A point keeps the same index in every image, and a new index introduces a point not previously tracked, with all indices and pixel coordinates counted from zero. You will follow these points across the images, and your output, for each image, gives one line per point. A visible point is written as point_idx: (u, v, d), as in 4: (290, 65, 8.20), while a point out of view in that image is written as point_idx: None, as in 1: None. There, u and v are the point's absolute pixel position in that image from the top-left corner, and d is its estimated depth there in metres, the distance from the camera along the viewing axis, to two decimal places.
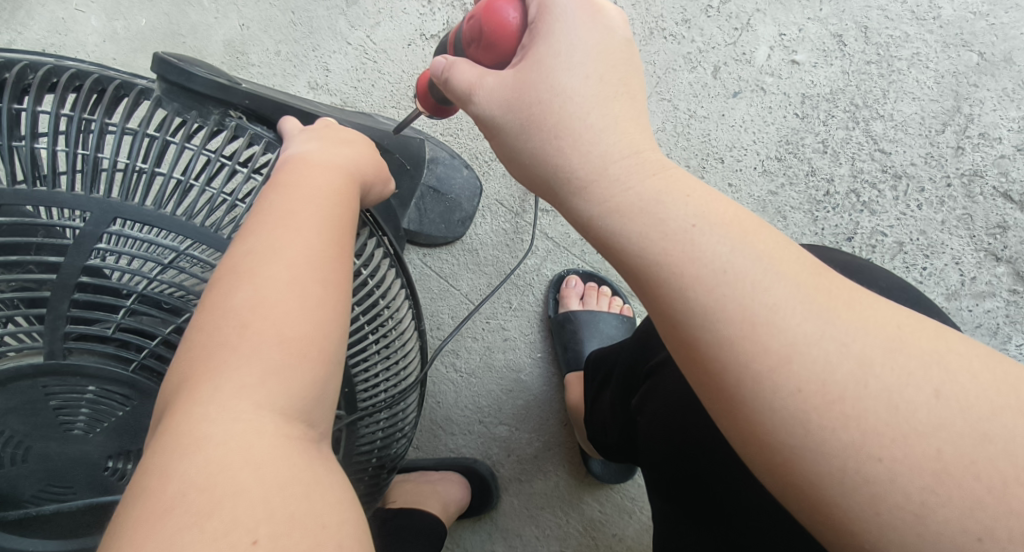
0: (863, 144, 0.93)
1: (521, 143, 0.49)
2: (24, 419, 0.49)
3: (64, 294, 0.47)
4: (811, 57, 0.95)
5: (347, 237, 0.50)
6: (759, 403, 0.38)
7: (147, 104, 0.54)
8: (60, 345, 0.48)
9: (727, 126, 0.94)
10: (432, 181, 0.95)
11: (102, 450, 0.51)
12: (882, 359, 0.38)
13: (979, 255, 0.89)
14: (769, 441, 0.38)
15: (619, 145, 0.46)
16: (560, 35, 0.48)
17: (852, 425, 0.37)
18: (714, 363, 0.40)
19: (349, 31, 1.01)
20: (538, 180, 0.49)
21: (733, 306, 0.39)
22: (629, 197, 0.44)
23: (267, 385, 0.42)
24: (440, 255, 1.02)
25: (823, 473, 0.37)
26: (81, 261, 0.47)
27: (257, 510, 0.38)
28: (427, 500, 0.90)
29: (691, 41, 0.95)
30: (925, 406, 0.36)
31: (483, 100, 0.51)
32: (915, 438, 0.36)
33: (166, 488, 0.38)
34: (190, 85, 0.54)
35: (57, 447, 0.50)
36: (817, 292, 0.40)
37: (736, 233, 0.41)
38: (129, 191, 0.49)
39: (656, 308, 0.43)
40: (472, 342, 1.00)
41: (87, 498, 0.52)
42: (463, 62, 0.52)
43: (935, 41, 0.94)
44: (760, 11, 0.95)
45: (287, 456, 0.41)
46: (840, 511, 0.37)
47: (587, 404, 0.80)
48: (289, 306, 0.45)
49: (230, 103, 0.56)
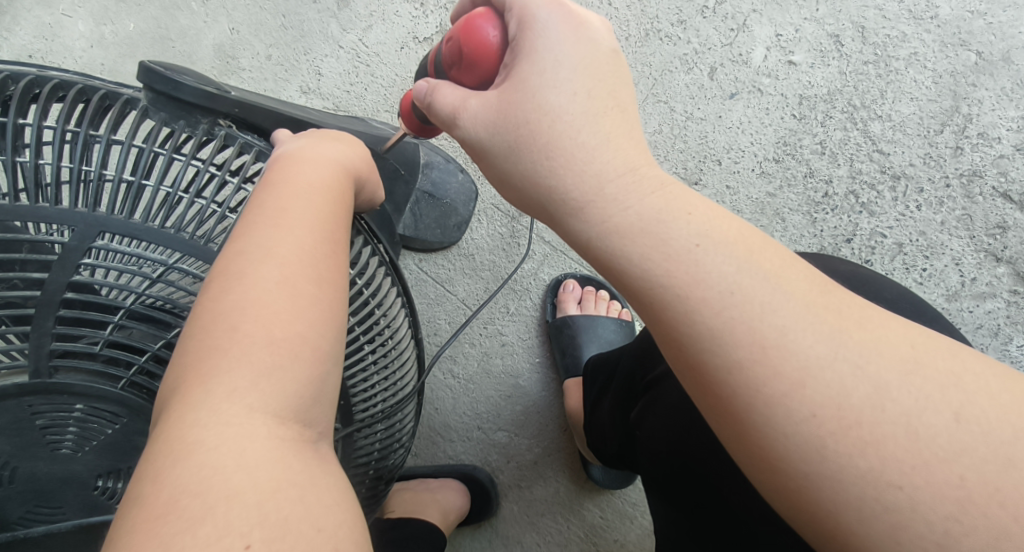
0: (861, 144, 0.92)
1: (511, 164, 0.48)
2: (9, 439, 0.48)
3: (50, 312, 0.46)
4: (808, 58, 0.94)
5: (340, 235, 0.49)
6: (770, 427, 0.37)
7: (133, 115, 0.52)
8: (46, 363, 0.47)
9: (725, 128, 0.93)
10: (427, 186, 0.94)
11: (92, 469, 0.50)
12: (898, 381, 0.37)
13: (979, 255, 0.89)
14: (781, 467, 0.38)
15: (614, 163, 0.45)
16: (542, 52, 0.47)
17: (870, 450, 0.36)
18: (724, 386, 0.39)
19: (341, 34, 1.00)
20: (532, 202, 0.48)
21: (740, 331, 0.38)
22: (627, 218, 0.43)
23: (260, 387, 0.41)
24: (436, 261, 1.01)
25: (841, 501, 0.36)
26: (66, 277, 0.46)
27: (250, 514, 0.37)
28: (425, 509, 0.88)
29: (687, 42, 0.94)
30: (945, 430, 0.36)
31: (468, 123, 0.50)
32: (937, 463, 0.35)
33: (158, 495, 0.37)
34: (178, 95, 0.53)
35: (44, 467, 0.49)
36: (825, 312, 0.39)
37: (740, 252, 0.40)
38: (116, 204, 0.47)
39: (660, 333, 0.42)
40: (470, 348, 0.99)
41: (77, 518, 0.50)
42: (446, 84, 0.51)
43: (933, 40, 0.93)
44: (757, 11, 0.94)
45: (282, 459, 0.40)
46: (859, 540, 0.36)
47: (586, 412, 0.79)
48: (280, 306, 0.43)
49: (216, 112, 0.55)
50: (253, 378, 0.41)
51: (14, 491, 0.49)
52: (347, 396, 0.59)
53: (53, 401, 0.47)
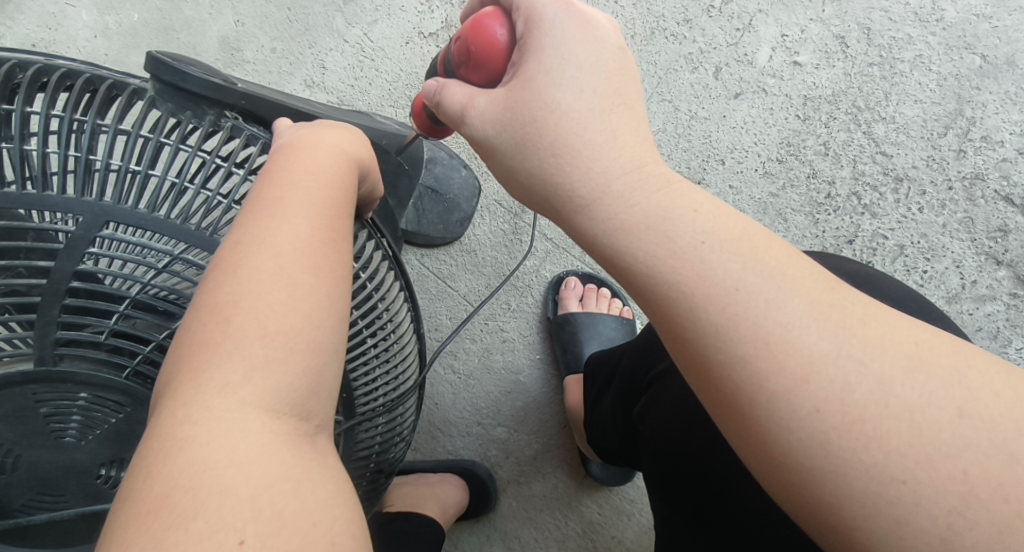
0: (865, 146, 0.92)
1: (518, 161, 0.48)
2: (13, 427, 0.48)
3: (55, 300, 0.46)
4: (813, 59, 0.94)
5: (339, 222, 0.49)
6: (774, 422, 0.38)
7: (141, 105, 0.52)
8: (50, 351, 0.47)
9: (729, 127, 0.93)
10: (430, 182, 0.95)
11: (95, 457, 0.50)
12: (901, 377, 0.37)
13: (979, 259, 0.89)
14: (785, 463, 0.38)
15: (621, 160, 0.45)
16: (549, 50, 0.47)
17: (873, 445, 0.36)
18: (728, 382, 0.39)
19: (346, 28, 1.00)
20: (539, 199, 0.48)
21: (746, 327, 0.39)
22: (634, 214, 0.43)
23: (252, 381, 0.41)
24: (438, 256, 1.01)
25: (845, 496, 0.36)
26: (71, 266, 0.46)
27: (242, 509, 0.37)
28: (424, 503, 0.89)
29: (692, 41, 0.94)
30: (949, 427, 0.36)
31: (475, 121, 0.50)
32: (940, 459, 0.36)
33: (150, 488, 0.38)
34: (185, 86, 0.53)
35: (47, 455, 0.49)
36: (831, 308, 0.39)
37: (746, 248, 0.41)
38: (124, 193, 0.47)
39: (665, 329, 0.42)
40: (471, 343, 1.00)
41: (79, 506, 0.50)
42: (454, 83, 0.52)
43: (938, 43, 0.93)
44: (762, 11, 0.94)
45: (275, 453, 0.40)
46: (862, 534, 0.36)
47: (586, 409, 0.79)
48: (273, 298, 0.43)
49: (224, 104, 0.55)
50: (248, 371, 0.41)
51: (18, 478, 0.49)
52: (349, 390, 0.59)
53: (55, 388, 0.48)
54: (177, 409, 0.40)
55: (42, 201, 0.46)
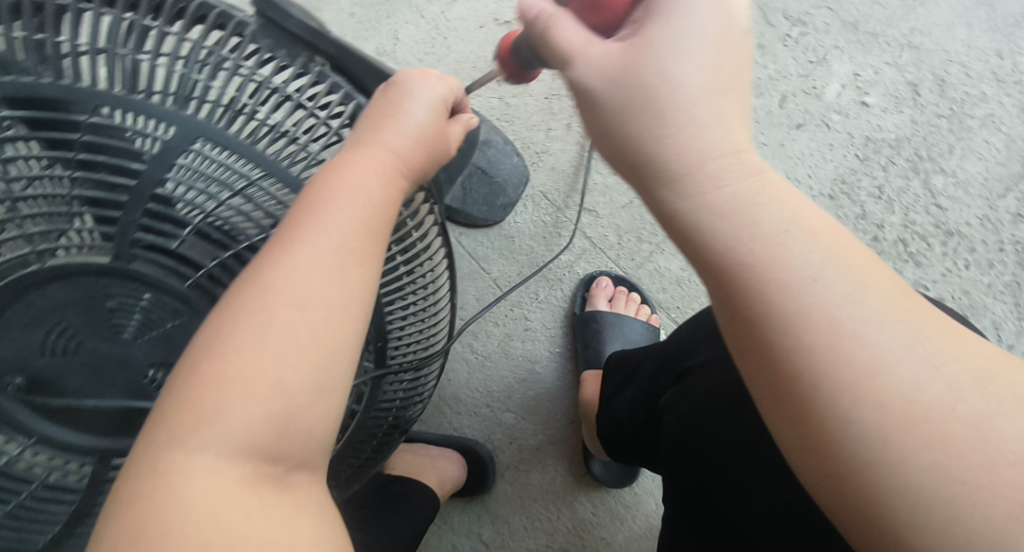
0: (920, 196, 0.93)
1: (613, 122, 0.48)
2: (80, 314, 0.51)
3: (139, 203, 0.49)
4: (881, 102, 0.96)
5: (378, 236, 0.47)
6: (837, 414, 0.40)
7: (240, 39, 0.55)
8: (127, 249, 0.49)
9: (786, 156, 0.94)
10: (481, 163, 0.97)
11: (147, 356, 0.52)
12: (970, 388, 0.40)
13: (1021, 324, 0.90)
14: (841, 454, 0.40)
15: (721, 143, 0.46)
16: (679, 15, 0.46)
17: (931, 446, 0.39)
18: (795, 369, 0.41)
19: (425, 4, 1.03)
20: (625, 163, 0.48)
21: (821, 318, 0.40)
22: (726, 194, 0.44)
23: (259, 399, 0.42)
24: (476, 237, 1.03)
25: (897, 490, 0.39)
26: (160, 173, 0.48)
27: (228, 538, 0.40)
28: (423, 472, 0.91)
29: (764, 67, 0.96)
30: (1013, 438, 0.39)
31: (581, 69, 0.49)
32: (1002, 464, 0.38)
33: (154, 480, 0.41)
34: (286, 25, 0.56)
35: (105, 346, 0.51)
36: (906, 314, 0.41)
37: (829, 245, 0.42)
38: (216, 114, 0.50)
39: (731, 308, 0.43)
40: (493, 327, 1.01)
41: (122, 400, 0.52)
42: (564, 21, 0.50)
43: (1011, 106, 0.97)
44: (839, 48, 0.97)
45: (266, 486, 0.42)
46: (903, 525, 0.39)
47: (602, 402, 0.81)
48: (293, 325, 0.43)
49: (316, 47, 0.57)
50: (292, 320, 0.44)
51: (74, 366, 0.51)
52: (378, 341, 0.61)
53: (115, 288, 0.50)
54: (182, 421, 0.41)
55: (140, 107, 0.48)
